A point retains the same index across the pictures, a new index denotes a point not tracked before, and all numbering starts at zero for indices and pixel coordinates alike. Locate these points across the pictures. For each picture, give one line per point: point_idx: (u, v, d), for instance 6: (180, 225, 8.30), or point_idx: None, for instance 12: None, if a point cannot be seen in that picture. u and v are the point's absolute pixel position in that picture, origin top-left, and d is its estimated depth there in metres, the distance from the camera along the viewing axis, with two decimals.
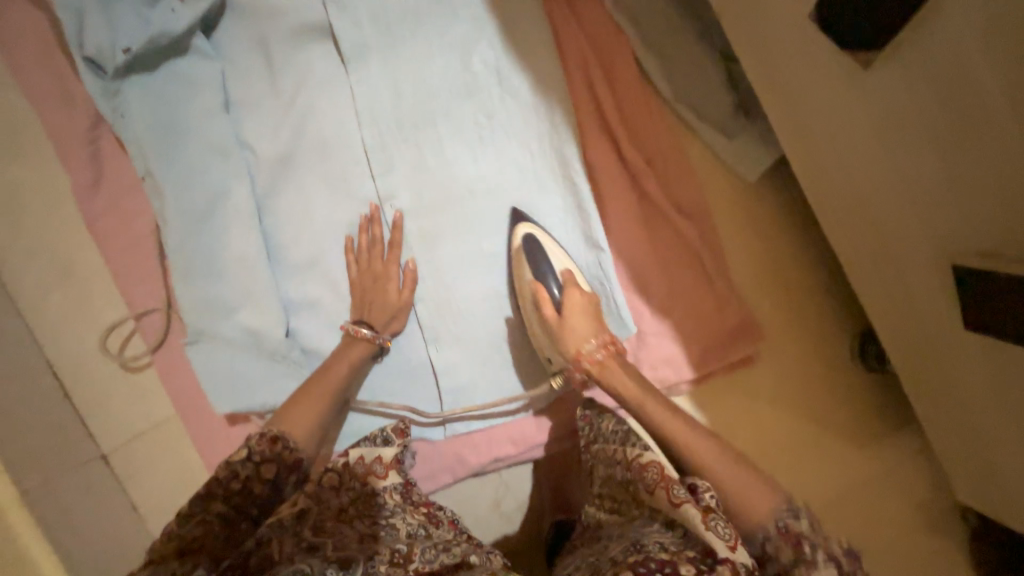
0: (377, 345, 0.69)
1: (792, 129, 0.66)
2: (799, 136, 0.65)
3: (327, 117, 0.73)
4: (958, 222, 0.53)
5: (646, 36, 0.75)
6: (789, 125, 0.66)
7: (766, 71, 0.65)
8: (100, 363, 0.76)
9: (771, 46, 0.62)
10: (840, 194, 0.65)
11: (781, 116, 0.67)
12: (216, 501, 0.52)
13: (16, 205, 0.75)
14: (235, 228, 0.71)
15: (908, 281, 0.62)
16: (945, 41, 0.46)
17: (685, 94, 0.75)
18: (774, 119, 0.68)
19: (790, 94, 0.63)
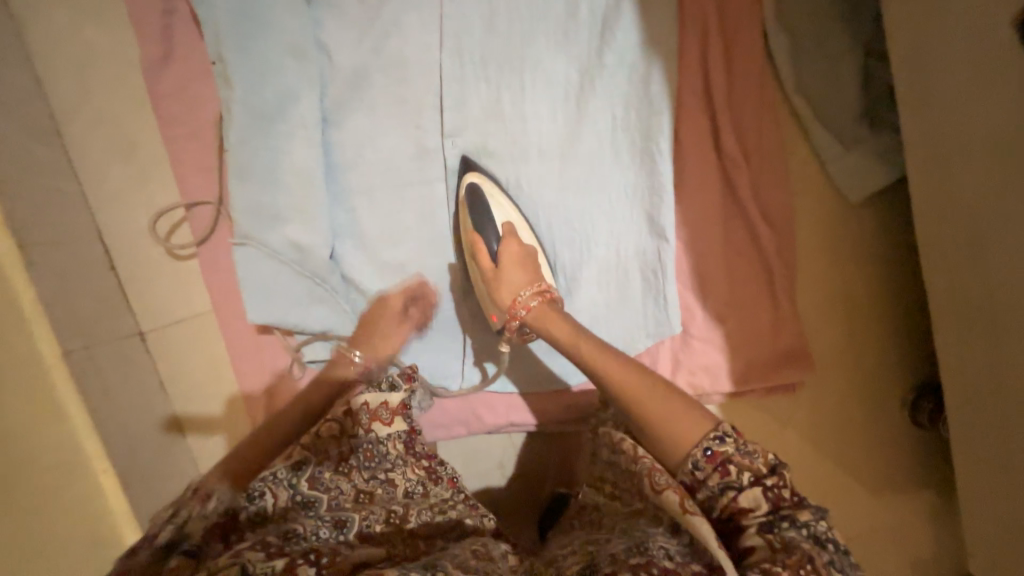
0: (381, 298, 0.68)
1: (930, 153, 0.57)
2: (936, 162, 0.57)
3: (410, 33, 0.68)
4: None
5: (783, 8, 0.65)
6: (928, 147, 0.57)
7: (921, 78, 0.56)
8: (149, 245, 0.77)
9: (937, 49, 0.54)
10: (959, 237, 0.57)
11: (920, 136, 0.58)
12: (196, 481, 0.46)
13: (87, 67, 0.74)
14: (298, 137, 0.68)
15: (1005, 352, 0.55)
16: None
17: (807, 86, 0.66)
18: (910, 133, 0.59)
19: (946, 111, 0.55)
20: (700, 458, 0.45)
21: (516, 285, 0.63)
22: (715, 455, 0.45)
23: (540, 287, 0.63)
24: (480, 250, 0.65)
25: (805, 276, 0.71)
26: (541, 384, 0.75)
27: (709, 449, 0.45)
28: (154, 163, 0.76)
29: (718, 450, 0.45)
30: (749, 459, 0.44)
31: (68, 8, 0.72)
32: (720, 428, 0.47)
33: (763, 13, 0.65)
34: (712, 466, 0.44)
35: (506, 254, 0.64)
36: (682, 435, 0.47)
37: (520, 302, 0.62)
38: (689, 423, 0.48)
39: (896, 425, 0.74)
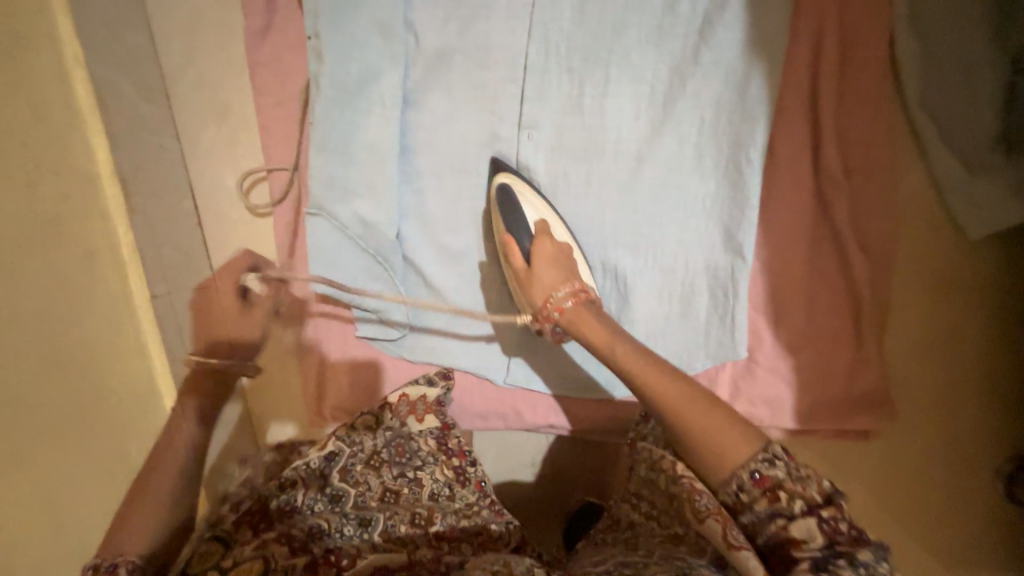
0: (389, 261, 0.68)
1: None
2: None
3: (498, 18, 0.66)
4: None
5: (917, 12, 0.57)
6: None
7: None
8: (232, 204, 0.83)
9: None
10: None
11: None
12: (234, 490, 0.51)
13: (196, 34, 0.79)
14: (378, 115, 0.69)
15: None
16: None
17: (933, 102, 0.58)
18: None
19: None
20: (748, 481, 0.42)
21: (551, 289, 0.61)
22: (765, 477, 0.42)
23: (575, 286, 0.61)
24: (515, 252, 0.64)
25: (897, 315, 0.64)
26: (582, 390, 0.73)
27: (759, 473, 0.42)
28: (245, 128, 0.80)
29: (767, 473, 0.42)
30: (802, 483, 0.41)
31: None
32: (772, 449, 0.43)
33: (892, 16, 0.58)
34: (761, 489, 0.42)
35: (540, 255, 0.62)
36: (732, 459, 0.44)
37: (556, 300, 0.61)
38: (741, 442, 0.44)
39: (984, 495, 0.65)
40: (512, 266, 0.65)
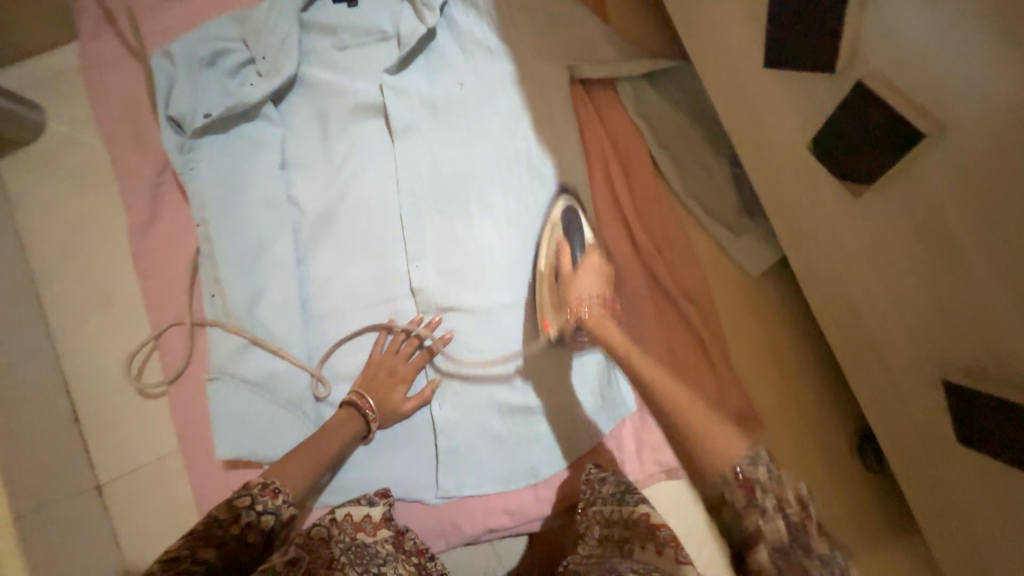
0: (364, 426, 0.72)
1: (792, 236, 0.70)
2: (800, 244, 0.70)
3: (370, 183, 0.81)
4: (940, 343, 0.55)
5: (662, 139, 0.82)
6: (789, 234, 0.71)
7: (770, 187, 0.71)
8: (118, 390, 0.79)
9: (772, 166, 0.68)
10: (833, 300, 0.68)
11: (787, 228, 0.71)
12: (204, 548, 0.53)
13: (73, 235, 0.82)
14: (277, 275, 0.77)
15: (904, 390, 0.63)
16: (923, 187, 0.50)
17: (696, 192, 0.82)
18: (775, 222, 0.73)
19: (790, 208, 0.68)
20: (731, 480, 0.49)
21: (585, 290, 0.72)
22: (746, 479, 0.48)
23: (603, 296, 0.72)
24: (566, 253, 0.76)
25: (737, 349, 0.81)
26: (519, 481, 0.76)
27: (741, 472, 0.48)
28: (129, 313, 0.80)
29: (749, 473, 0.48)
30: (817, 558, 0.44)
31: (62, 188, 0.83)
32: (755, 452, 0.49)
33: (649, 143, 0.82)
34: (744, 489, 0.48)
35: (587, 265, 0.75)
36: (723, 454, 0.50)
37: (585, 302, 0.71)
38: (729, 443, 0.51)
39: (862, 481, 0.77)
40: (559, 262, 0.76)
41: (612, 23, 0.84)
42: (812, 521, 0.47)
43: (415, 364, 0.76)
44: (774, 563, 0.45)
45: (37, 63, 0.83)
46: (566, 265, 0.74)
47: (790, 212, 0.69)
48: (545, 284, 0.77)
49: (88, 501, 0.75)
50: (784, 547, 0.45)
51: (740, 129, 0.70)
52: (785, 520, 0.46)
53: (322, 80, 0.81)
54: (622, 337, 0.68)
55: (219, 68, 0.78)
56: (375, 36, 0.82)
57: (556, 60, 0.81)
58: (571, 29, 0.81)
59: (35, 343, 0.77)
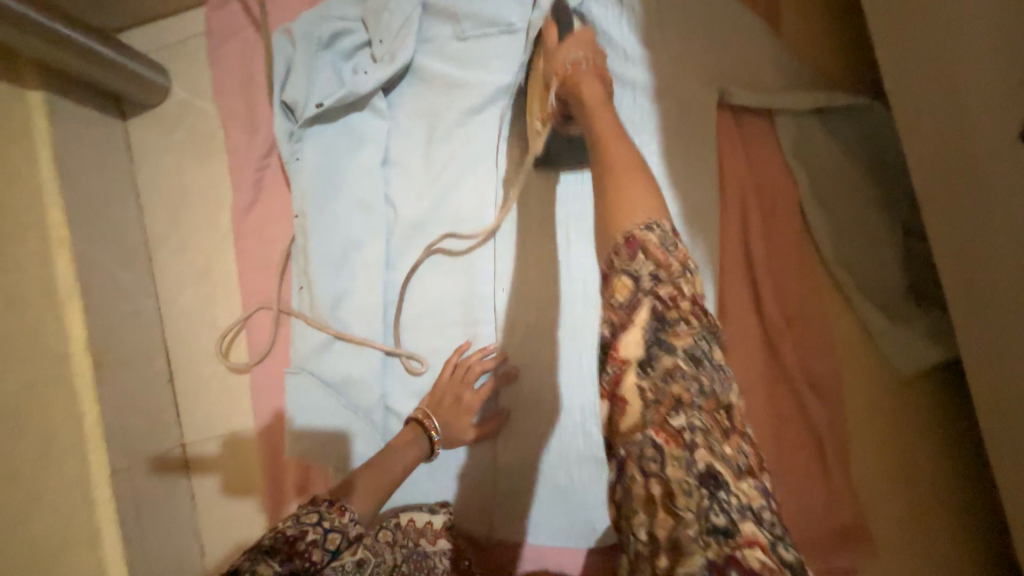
0: (428, 448, 0.69)
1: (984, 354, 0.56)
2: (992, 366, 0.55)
3: (470, 193, 0.75)
4: None
5: (817, 187, 0.68)
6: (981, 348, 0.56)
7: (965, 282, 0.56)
8: (207, 359, 0.83)
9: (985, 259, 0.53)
10: (1022, 447, 0.53)
11: (980, 346, 0.56)
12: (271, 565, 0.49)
13: (184, 203, 0.84)
14: (366, 281, 0.75)
15: None
16: None
17: (847, 259, 0.67)
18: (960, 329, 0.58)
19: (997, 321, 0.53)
20: (623, 315, 0.40)
21: (570, 52, 0.59)
22: (662, 316, 0.39)
23: (595, 60, 0.59)
24: (552, 34, 0.66)
25: (860, 456, 0.67)
26: (574, 538, 0.72)
27: (659, 306, 0.39)
28: (224, 287, 0.83)
29: (674, 273, 0.41)
30: (710, 367, 0.39)
31: (179, 156, 0.85)
32: (669, 253, 0.42)
33: (800, 190, 0.68)
34: (628, 252, 0.41)
35: (562, 114, 0.62)
36: (621, 217, 0.42)
37: (569, 61, 0.58)
38: (642, 208, 0.43)
39: None
40: (546, 49, 0.65)
41: (782, 37, 0.69)
42: (704, 314, 0.41)
43: (480, 392, 0.71)
44: (642, 395, 0.38)
45: (167, 25, 0.84)
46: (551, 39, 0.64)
47: (994, 329, 0.54)
48: (536, 89, 0.68)
49: (174, 458, 0.80)
50: (657, 332, 0.39)
51: (947, 208, 0.56)
52: (656, 296, 0.40)
53: (436, 74, 0.75)
54: (602, 97, 0.54)
55: (336, 52, 0.74)
56: (500, 28, 0.74)
57: (703, 78, 0.68)
58: (728, 42, 0.68)
59: (143, 304, 0.81)
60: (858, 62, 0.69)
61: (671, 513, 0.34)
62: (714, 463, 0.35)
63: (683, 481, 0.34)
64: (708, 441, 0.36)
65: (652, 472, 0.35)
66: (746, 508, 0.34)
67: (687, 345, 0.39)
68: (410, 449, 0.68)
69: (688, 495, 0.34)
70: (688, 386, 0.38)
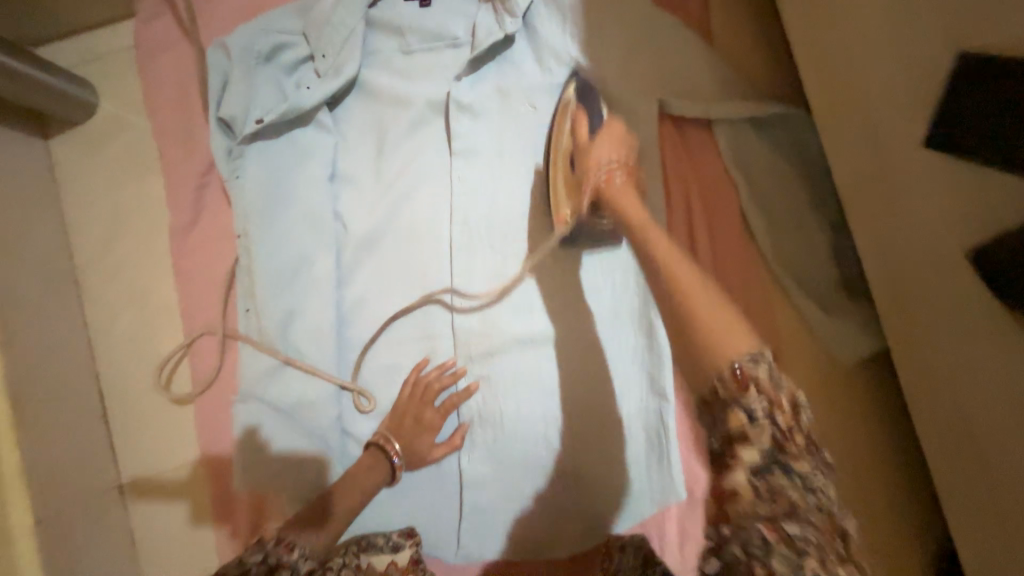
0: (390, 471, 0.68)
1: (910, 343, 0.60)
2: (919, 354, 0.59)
3: (422, 206, 0.74)
4: None
5: (756, 190, 0.71)
6: (908, 338, 0.60)
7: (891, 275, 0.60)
8: (146, 391, 0.77)
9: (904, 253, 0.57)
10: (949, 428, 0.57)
11: (903, 335, 0.60)
12: None
13: (115, 225, 0.79)
14: (315, 298, 0.72)
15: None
16: None
17: (787, 257, 0.70)
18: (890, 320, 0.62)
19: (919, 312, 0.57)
20: (728, 378, 0.40)
21: (604, 154, 0.60)
22: (745, 375, 0.40)
23: (624, 163, 0.59)
24: (583, 120, 0.65)
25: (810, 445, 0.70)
26: (544, 552, 0.71)
27: (740, 369, 0.40)
28: (163, 314, 0.78)
29: (736, 454, 0.40)
30: (773, 387, 0.40)
31: (108, 176, 0.80)
32: (756, 352, 0.41)
33: (740, 194, 0.71)
34: (739, 386, 0.40)
35: (605, 131, 0.62)
36: (720, 348, 0.41)
37: (602, 168, 0.59)
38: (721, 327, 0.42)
39: None
40: (575, 137, 0.65)
41: (716, 50, 0.73)
42: (803, 430, 0.41)
43: (441, 409, 0.70)
44: (756, 490, 0.39)
45: (91, 37, 0.79)
46: (582, 135, 0.63)
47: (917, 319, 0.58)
48: (558, 171, 0.68)
49: (110, 501, 0.74)
50: (775, 453, 0.40)
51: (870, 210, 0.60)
52: (772, 425, 0.40)
53: (383, 87, 0.74)
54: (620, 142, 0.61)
55: (276, 64, 0.72)
56: (445, 41, 0.74)
57: (644, 88, 0.70)
58: (667, 54, 0.71)
59: (70, 335, 0.75)
60: (786, 72, 0.73)
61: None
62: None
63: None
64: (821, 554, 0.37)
65: (754, 554, 0.37)
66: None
67: (804, 472, 0.40)
68: (369, 473, 0.67)
69: None
70: (800, 494, 0.39)
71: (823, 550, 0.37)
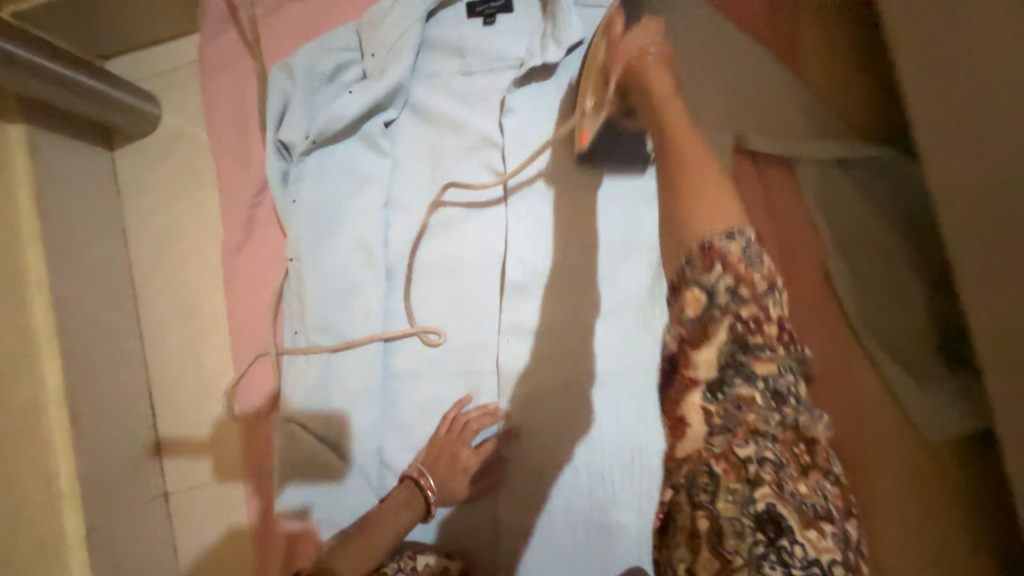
0: (425, 509, 0.65)
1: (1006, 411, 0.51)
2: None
3: (474, 238, 0.71)
4: None
5: (843, 240, 0.64)
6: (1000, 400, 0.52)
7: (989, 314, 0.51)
8: (193, 405, 0.78)
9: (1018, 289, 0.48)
10: None
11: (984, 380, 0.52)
12: None
13: (173, 239, 0.80)
14: (363, 324, 0.71)
15: None
16: None
17: (876, 314, 0.63)
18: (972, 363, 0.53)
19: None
20: (695, 254, 0.40)
21: (637, 37, 0.54)
22: (712, 249, 0.40)
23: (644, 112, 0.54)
24: (616, 21, 0.58)
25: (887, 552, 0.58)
26: None
27: (709, 244, 0.40)
28: (212, 329, 0.79)
29: (717, 247, 0.40)
30: (750, 264, 0.39)
31: (166, 190, 0.81)
32: (737, 228, 0.41)
33: (824, 245, 0.64)
34: (704, 262, 0.40)
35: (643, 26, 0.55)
36: (698, 219, 0.41)
37: (632, 51, 0.53)
38: (719, 215, 0.41)
39: None
40: (609, 34, 0.58)
41: (803, 80, 0.67)
42: (776, 321, 0.40)
43: (479, 451, 0.67)
44: (708, 414, 0.38)
45: (158, 52, 0.80)
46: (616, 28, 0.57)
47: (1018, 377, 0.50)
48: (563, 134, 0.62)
49: (154, 510, 0.76)
50: (735, 352, 0.39)
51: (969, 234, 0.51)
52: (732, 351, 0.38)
53: (440, 111, 0.72)
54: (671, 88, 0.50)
55: (339, 86, 0.70)
56: (507, 64, 0.70)
57: (721, 119, 0.65)
58: (750, 82, 0.65)
59: (126, 346, 0.77)
60: (885, 110, 0.66)
61: (716, 555, 0.35)
62: (774, 503, 0.35)
63: (735, 522, 0.35)
64: (777, 481, 0.36)
65: (699, 503, 0.36)
66: (812, 561, 0.34)
67: (768, 375, 0.38)
68: (402, 512, 0.64)
69: (739, 540, 0.34)
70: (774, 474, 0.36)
71: (783, 470, 0.37)
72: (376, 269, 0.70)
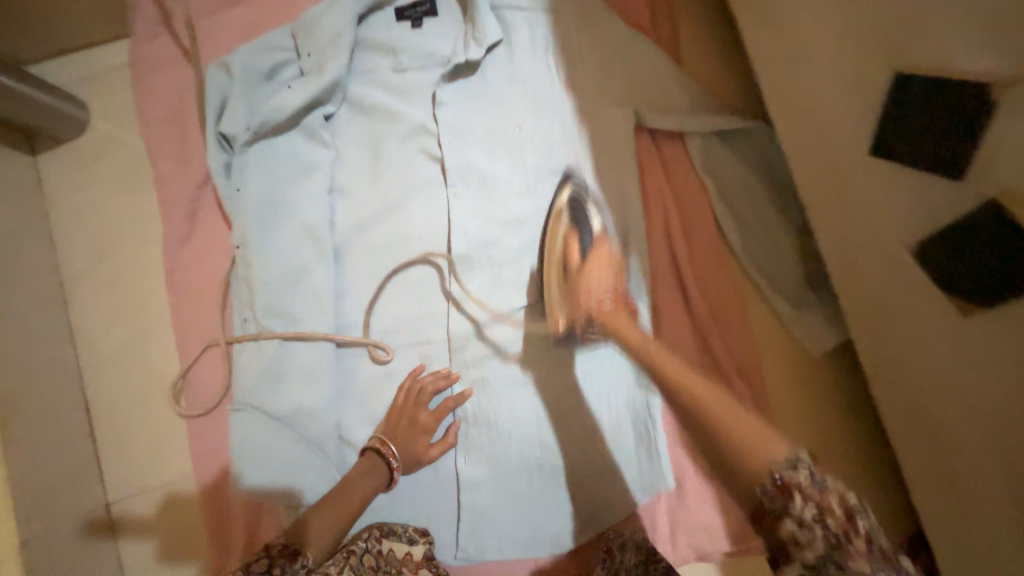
0: (386, 478, 0.67)
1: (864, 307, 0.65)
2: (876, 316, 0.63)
3: (416, 217, 0.77)
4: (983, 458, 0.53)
5: (728, 198, 0.77)
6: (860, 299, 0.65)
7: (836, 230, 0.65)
8: (136, 407, 0.76)
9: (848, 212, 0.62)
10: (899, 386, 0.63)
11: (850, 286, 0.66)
12: None
13: (106, 240, 0.79)
14: (313, 306, 0.73)
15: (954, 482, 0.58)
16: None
17: (759, 255, 0.76)
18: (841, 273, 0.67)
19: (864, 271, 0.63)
20: (770, 486, 0.42)
21: (595, 286, 0.64)
22: (786, 483, 0.42)
23: (617, 290, 0.64)
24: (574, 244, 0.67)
25: None
26: (542, 548, 0.72)
27: (781, 478, 0.42)
28: (154, 327, 0.78)
29: (790, 479, 0.42)
30: (820, 490, 0.41)
31: (97, 191, 0.80)
32: (795, 456, 0.43)
33: (713, 202, 0.77)
34: (780, 495, 0.42)
35: (597, 257, 0.65)
36: (753, 457, 0.43)
37: (595, 296, 0.63)
38: (769, 447, 0.43)
39: None
40: (567, 253, 0.67)
41: (685, 70, 0.80)
42: (860, 530, 0.40)
43: (435, 411, 0.71)
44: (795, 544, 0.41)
45: (85, 57, 0.81)
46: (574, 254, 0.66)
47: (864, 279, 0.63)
48: (552, 270, 0.69)
49: (95, 520, 0.72)
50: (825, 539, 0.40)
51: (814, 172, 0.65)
52: (823, 531, 0.40)
53: (377, 103, 0.78)
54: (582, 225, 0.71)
55: (278, 82, 0.75)
56: (436, 61, 0.78)
57: (623, 101, 0.76)
58: (643, 71, 0.77)
59: (57, 351, 0.74)
60: (751, 92, 0.80)
61: None
62: None
63: None
64: None
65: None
66: None
67: (834, 539, 0.40)
68: (365, 478, 0.66)
69: None
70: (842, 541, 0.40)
71: None
72: (323, 251, 0.74)
